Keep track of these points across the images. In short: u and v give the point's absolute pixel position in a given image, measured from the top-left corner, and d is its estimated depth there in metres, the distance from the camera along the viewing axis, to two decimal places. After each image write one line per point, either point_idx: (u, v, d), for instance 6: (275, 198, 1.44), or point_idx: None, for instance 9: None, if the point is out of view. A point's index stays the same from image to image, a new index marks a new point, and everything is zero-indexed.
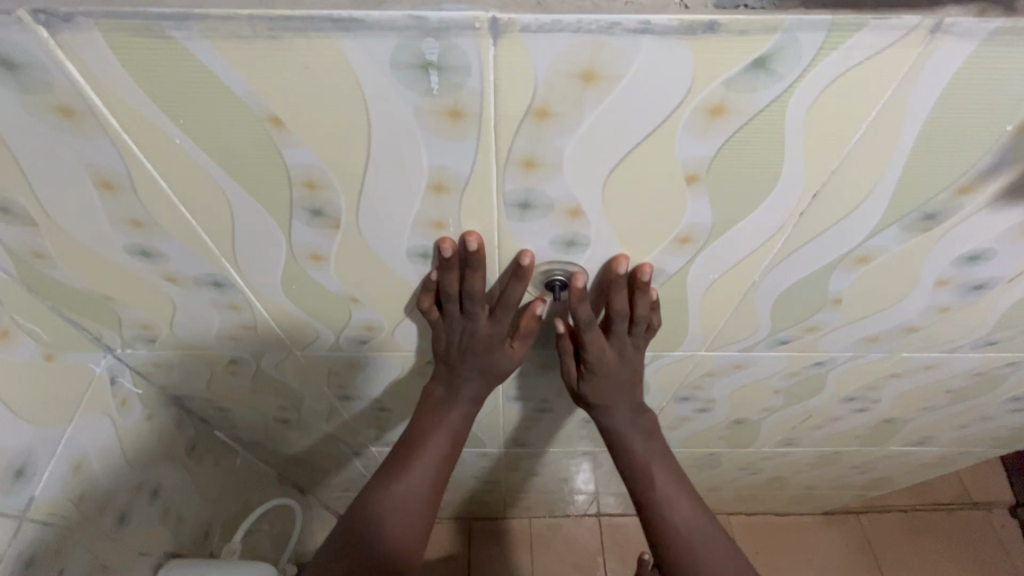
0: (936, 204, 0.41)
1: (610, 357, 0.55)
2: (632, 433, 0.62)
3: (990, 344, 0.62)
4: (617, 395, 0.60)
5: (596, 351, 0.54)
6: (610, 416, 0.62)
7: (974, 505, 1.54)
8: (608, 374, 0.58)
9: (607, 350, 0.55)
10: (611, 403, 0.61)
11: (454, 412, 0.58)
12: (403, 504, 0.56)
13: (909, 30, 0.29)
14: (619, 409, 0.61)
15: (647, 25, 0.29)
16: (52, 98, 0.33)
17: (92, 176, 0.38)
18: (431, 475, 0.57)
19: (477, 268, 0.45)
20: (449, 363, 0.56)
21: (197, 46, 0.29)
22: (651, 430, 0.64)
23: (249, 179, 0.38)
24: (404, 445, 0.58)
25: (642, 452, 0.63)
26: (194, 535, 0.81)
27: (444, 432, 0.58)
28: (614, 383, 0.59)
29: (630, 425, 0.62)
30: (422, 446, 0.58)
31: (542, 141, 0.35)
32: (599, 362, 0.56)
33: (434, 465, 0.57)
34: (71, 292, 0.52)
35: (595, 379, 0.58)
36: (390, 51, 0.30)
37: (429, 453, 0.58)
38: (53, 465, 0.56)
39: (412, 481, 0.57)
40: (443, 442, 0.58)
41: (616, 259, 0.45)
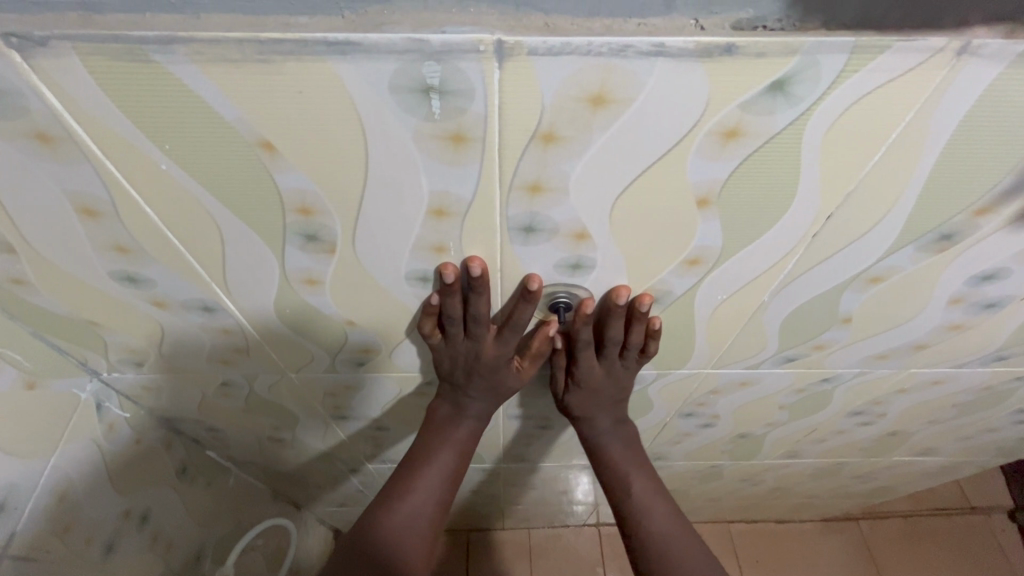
0: (953, 224, 0.40)
1: (597, 375, 0.56)
2: (612, 442, 0.63)
3: (999, 359, 0.61)
4: (599, 405, 0.61)
5: (585, 369, 0.55)
6: (592, 426, 0.62)
7: (973, 510, 1.54)
8: (594, 390, 0.58)
9: (596, 368, 0.55)
10: (594, 414, 0.62)
11: (458, 430, 0.57)
12: (407, 527, 0.53)
13: (935, 52, 0.28)
14: (599, 418, 0.62)
15: (660, 48, 0.27)
16: (27, 123, 0.31)
17: (73, 202, 0.36)
18: (435, 495, 0.55)
19: (482, 292, 0.43)
20: (453, 382, 0.54)
21: (183, 70, 0.28)
22: (631, 441, 0.64)
23: (240, 204, 0.36)
24: (407, 464, 0.56)
25: (621, 459, 0.63)
26: (185, 560, 0.78)
27: (448, 450, 0.56)
28: (599, 396, 0.59)
29: (610, 434, 0.63)
30: (427, 464, 0.56)
31: (548, 165, 0.34)
32: (587, 379, 0.56)
33: (438, 484, 0.55)
34: (53, 318, 0.49)
35: (581, 393, 0.59)
36: (389, 74, 0.28)
37: (433, 472, 0.55)
38: (36, 497, 0.54)
39: (416, 502, 0.54)
40: (448, 461, 0.56)
41: (618, 288, 0.44)
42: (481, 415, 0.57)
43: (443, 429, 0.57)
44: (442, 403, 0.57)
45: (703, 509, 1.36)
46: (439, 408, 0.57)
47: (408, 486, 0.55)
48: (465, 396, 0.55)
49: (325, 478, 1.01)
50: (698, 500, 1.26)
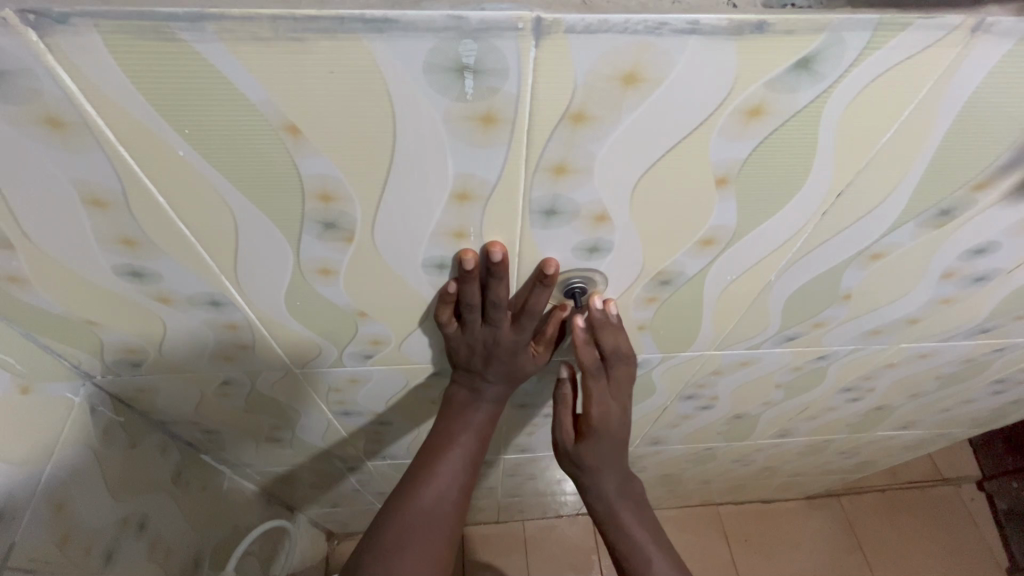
0: (953, 200, 0.41)
1: (613, 418, 0.55)
2: (622, 506, 0.61)
3: (982, 332, 0.64)
4: (608, 463, 0.59)
5: (600, 410, 0.55)
6: (599, 484, 0.60)
7: (944, 480, 1.61)
8: (609, 438, 0.57)
9: (612, 406, 0.55)
10: (602, 471, 0.59)
11: (477, 413, 0.57)
12: (431, 512, 0.54)
13: (952, 29, 0.29)
14: (606, 480, 0.60)
15: (694, 25, 0.28)
16: (38, 108, 0.29)
17: (80, 192, 0.35)
18: (458, 480, 0.55)
19: (502, 278, 0.43)
20: (470, 368, 0.54)
21: (210, 49, 0.27)
22: (640, 501, 0.63)
23: (256, 191, 0.35)
24: (428, 448, 0.57)
25: (632, 523, 0.61)
26: (183, 566, 0.77)
27: (469, 434, 0.57)
28: (608, 449, 0.58)
29: (619, 499, 0.61)
30: (449, 448, 0.56)
31: (575, 146, 0.34)
32: (600, 424, 0.55)
33: (460, 470, 0.56)
34: (49, 318, 0.47)
35: (593, 442, 0.57)
36: (424, 53, 0.28)
37: (454, 458, 0.56)
38: (34, 506, 0.52)
39: (439, 487, 0.55)
40: (467, 445, 0.57)
41: (591, 295, 0.47)
42: (497, 401, 0.57)
43: (463, 412, 0.57)
44: (460, 385, 0.57)
45: (694, 492, 1.39)
46: (456, 392, 0.57)
47: (430, 470, 0.55)
48: (482, 380, 0.56)
49: (323, 478, 0.99)
50: (690, 483, 1.29)
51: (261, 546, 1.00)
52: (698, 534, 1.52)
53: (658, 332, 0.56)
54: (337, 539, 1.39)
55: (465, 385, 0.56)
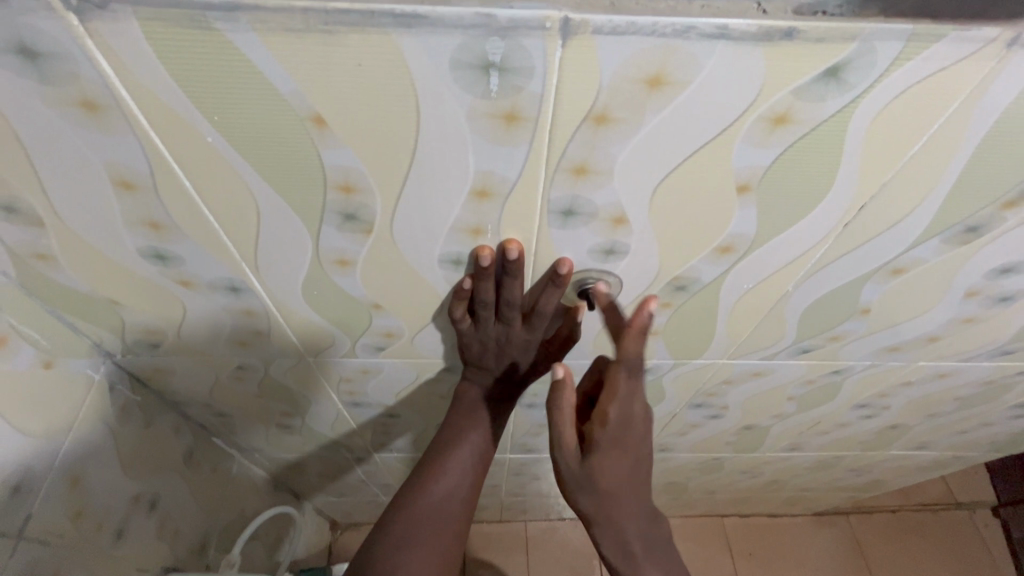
0: (981, 216, 0.41)
1: (633, 425, 0.50)
2: (645, 557, 0.55)
3: (1005, 353, 0.63)
4: (627, 494, 0.52)
5: (620, 413, 0.49)
6: (617, 517, 0.53)
7: (958, 505, 1.58)
8: (625, 450, 0.50)
9: (633, 409, 0.49)
10: (619, 502, 0.52)
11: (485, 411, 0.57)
12: (440, 507, 0.54)
13: (987, 42, 0.28)
14: (628, 522, 0.53)
15: (723, 30, 0.27)
16: (75, 90, 0.30)
17: (111, 175, 0.36)
18: (467, 476, 0.56)
19: (516, 275, 0.43)
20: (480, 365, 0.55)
21: (242, 38, 0.27)
22: (662, 544, 0.56)
23: (279, 178, 0.36)
24: (436, 444, 0.57)
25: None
26: (191, 547, 0.79)
27: (475, 433, 0.57)
28: (626, 475, 0.51)
29: (643, 550, 0.55)
30: (459, 444, 0.56)
31: (596, 147, 0.34)
32: (616, 429, 0.49)
33: (467, 467, 0.56)
34: (74, 296, 0.49)
35: (606, 459, 0.50)
36: (451, 50, 0.28)
37: (460, 454, 0.56)
38: (51, 480, 0.53)
39: (448, 483, 0.55)
40: (477, 440, 0.57)
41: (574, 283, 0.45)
42: (501, 401, 0.58)
43: (471, 410, 0.57)
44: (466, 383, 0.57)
45: (699, 502, 1.38)
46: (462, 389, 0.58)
47: (438, 467, 0.55)
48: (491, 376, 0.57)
49: (330, 467, 1.00)
50: (695, 492, 1.28)
51: (267, 532, 1.01)
52: (701, 544, 1.51)
53: (670, 337, 0.56)
54: (340, 529, 1.40)
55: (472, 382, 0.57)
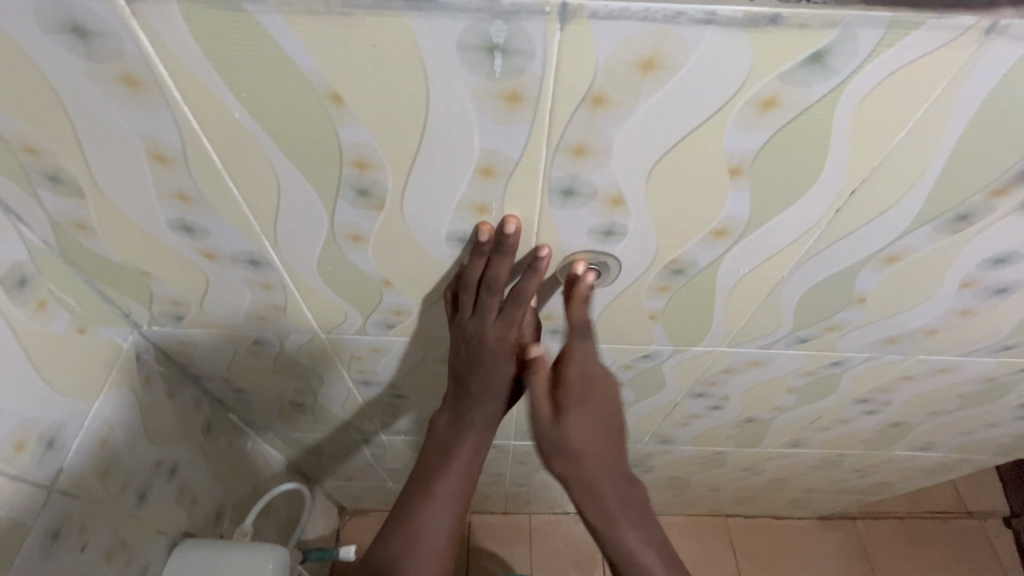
0: (970, 204, 0.42)
1: (592, 383, 0.56)
2: (619, 512, 0.60)
3: (1005, 349, 0.63)
4: (598, 453, 0.58)
5: (579, 371, 0.55)
6: (588, 473, 0.59)
7: (969, 514, 1.56)
8: (591, 405, 0.57)
9: (593, 368, 0.56)
10: (589, 458, 0.58)
11: (476, 423, 0.60)
12: (449, 486, 0.60)
13: (965, 30, 0.30)
14: (602, 480, 0.59)
15: (711, 16, 0.29)
16: (119, 67, 0.33)
17: (147, 148, 0.39)
18: (471, 458, 0.61)
19: (508, 254, 0.45)
20: (472, 358, 0.56)
21: (269, 20, 0.30)
22: (637, 504, 0.61)
23: (299, 154, 0.39)
24: (434, 452, 0.62)
25: (629, 532, 0.61)
26: (207, 517, 0.82)
27: (469, 441, 0.61)
28: (595, 434, 0.58)
29: (617, 505, 0.60)
30: (467, 431, 0.60)
31: (594, 128, 0.36)
32: (579, 388, 0.56)
33: (462, 474, 0.61)
34: (108, 266, 0.52)
35: (575, 418, 0.56)
36: (459, 32, 0.31)
37: (455, 464, 0.60)
38: (81, 438, 0.57)
39: (457, 465, 0.60)
40: (483, 427, 0.61)
41: (576, 260, 0.48)
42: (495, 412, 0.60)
43: (461, 420, 0.61)
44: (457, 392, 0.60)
45: (703, 499, 1.39)
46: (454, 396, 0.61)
47: (435, 475, 0.60)
48: (480, 378, 0.58)
49: (339, 449, 1.03)
50: (698, 489, 1.28)
51: (279, 509, 1.05)
52: (704, 543, 1.51)
53: (669, 321, 0.58)
54: (348, 515, 1.43)
55: (462, 392, 0.59)
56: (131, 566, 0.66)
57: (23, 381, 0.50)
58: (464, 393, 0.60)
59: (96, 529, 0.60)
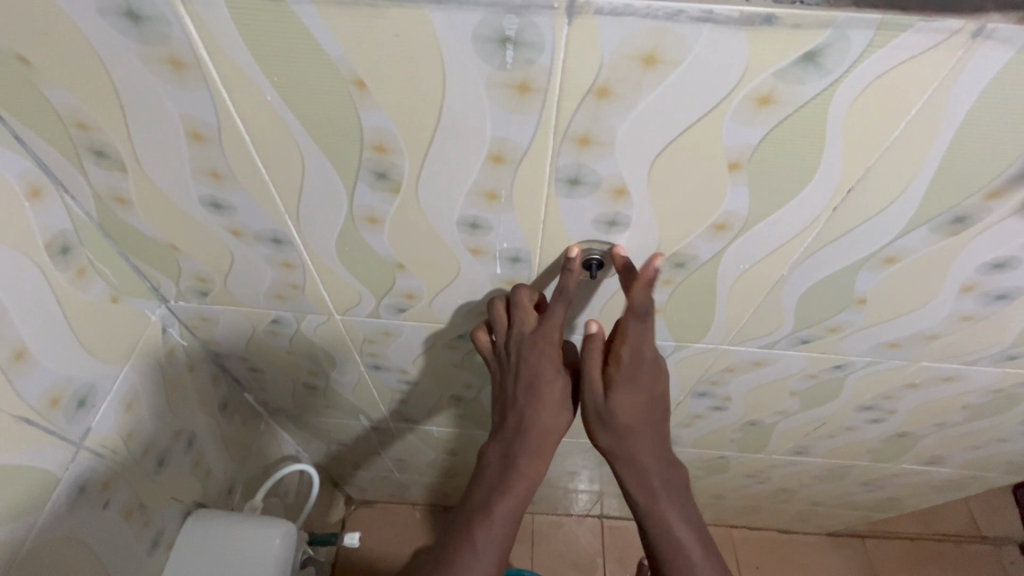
0: (966, 207, 0.43)
1: (645, 362, 0.55)
2: (661, 491, 0.57)
3: (1009, 358, 0.64)
4: (642, 427, 0.56)
5: (633, 352, 0.54)
6: (634, 449, 0.56)
7: (982, 538, 1.52)
8: (642, 383, 0.56)
9: (646, 350, 0.55)
10: (636, 433, 0.56)
11: (532, 460, 0.55)
12: (499, 517, 0.54)
13: (952, 33, 0.31)
14: (643, 452, 0.56)
15: (708, 15, 0.31)
16: (165, 50, 0.37)
17: (185, 127, 0.42)
18: (525, 487, 0.55)
19: (526, 295, 0.54)
20: (516, 375, 0.56)
21: (303, 9, 0.33)
22: (681, 488, 0.58)
23: (323, 136, 0.42)
24: (484, 485, 0.56)
25: (670, 512, 0.57)
26: (220, 490, 0.86)
27: (523, 481, 0.55)
28: (641, 405, 0.56)
29: (659, 483, 0.57)
30: (523, 454, 0.55)
31: (598, 119, 0.38)
32: (633, 366, 0.55)
33: (514, 513, 0.55)
34: (142, 240, 0.56)
35: (623, 393, 0.55)
36: (474, 25, 0.33)
37: (508, 504, 0.54)
38: (109, 401, 0.60)
39: (512, 493, 0.55)
40: (536, 448, 0.55)
41: (572, 249, 0.50)
42: (553, 426, 0.56)
43: (515, 456, 0.55)
44: (510, 416, 0.56)
45: (707, 507, 1.38)
46: (506, 424, 0.57)
47: (486, 515, 0.54)
48: (530, 387, 0.55)
49: (349, 437, 1.05)
50: (701, 495, 1.28)
51: (285, 492, 1.08)
52: None
53: (672, 316, 0.59)
54: (354, 505, 1.46)
55: (515, 415, 0.56)
56: (148, 529, 0.70)
57: (60, 341, 0.53)
58: (520, 420, 0.55)
59: (118, 488, 0.63)
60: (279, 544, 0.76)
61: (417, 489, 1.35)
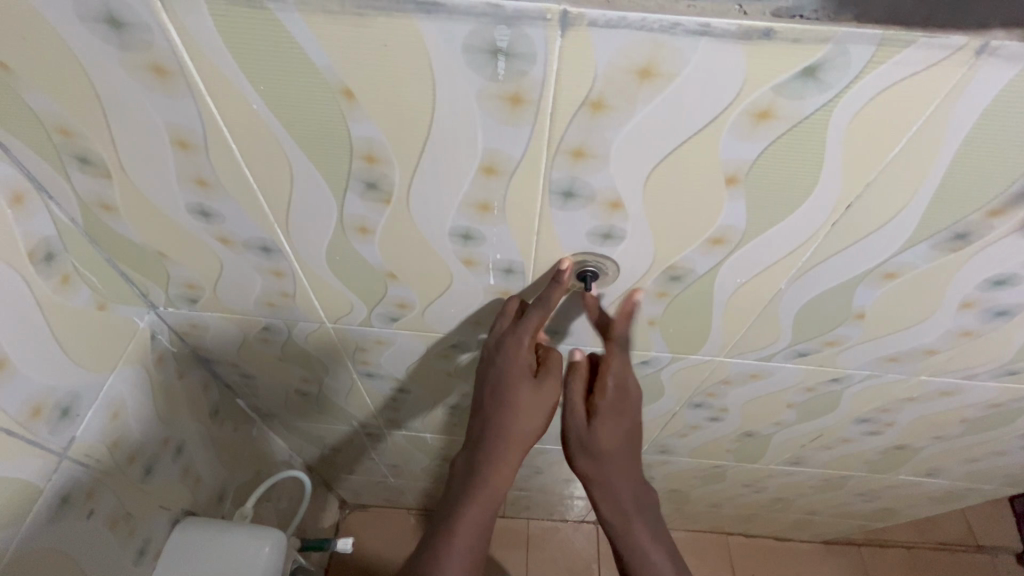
0: (968, 224, 0.42)
1: (628, 397, 0.55)
2: (635, 512, 0.57)
3: (1009, 374, 0.63)
4: (622, 457, 0.56)
5: (617, 382, 0.54)
6: (611, 477, 0.56)
7: (980, 548, 1.51)
8: (623, 416, 0.55)
9: (630, 380, 0.54)
10: (617, 465, 0.56)
11: (498, 467, 0.54)
12: (468, 527, 0.54)
13: (956, 50, 0.31)
14: (622, 480, 0.56)
15: (705, 28, 0.31)
16: (148, 56, 0.36)
17: (170, 135, 0.41)
18: (493, 497, 0.55)
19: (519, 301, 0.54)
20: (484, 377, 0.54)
21: (288, 17, 0.32)
22: (654, 509, 0.59)
23: (311, 146, 0.41)
24: (453, 495, 0.56)
25: (643, 534, 0.57)
26: (209, 497, 0.84)
27: (489, 487, 0.54)
28: (625, 440, 0.56)
29: (633, 506, 0.57)
30: (489, 462, 0.54)
31: (593, 132, 0.37)
32: (615, 397, 0.54)
33: (480, 523, 0.54)
34: (129, 247, 0.55)
35: (605, 424, 0.55)
36: (464, 35, 0.32)
37: (474, 513, 0.54)
38: (94, 410, 0.59)
39: (478, 502, 0.54)
40: (503, 454, 0.54)
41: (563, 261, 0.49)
42: (521, 429, 0.54)
43: (480, 464, 0.55)
44: (476, 422, 0.56)
45: (703, 516, 1.37)
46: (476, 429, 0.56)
47: (452, 523, 0.54)
48: (496, 389, 0.54)
49: (342, 443, 1.04)
50: (697, 504, 1.27)
51: (278, 498, 1.07)
52: (703, 561, 1.49)
53: (668, 328, 0.58)
54: (348, 509, 1.45)
55: (485, 418, 0.55)
56: (133, 538, 0.68)
57: (43, 350, 0.52)
58: (486, 425, 0.55)
59: (103, 498, 0.62)
60: (267, 553, 0.75)
61: (411, 495, 1.33)
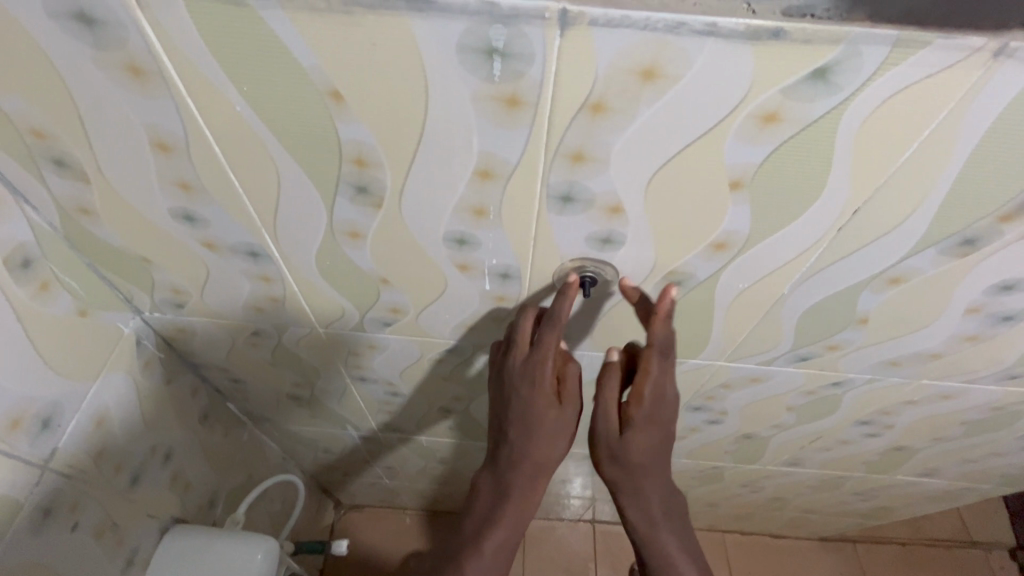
0: (977, 229, 0.41)
1: (665, 405, 0.52)
2: (661, 516, 0.56)
3: (1011, 377, 0.62)
4: (652, 463, 0.54)
5: (654, 390, 0.50)
6: (640, 484, 0.54)
7: (973, 544, 1.52)
8: (658, 424, 0.52)
9: (667, 387, 0.51)
10: (646, 473, 0.54)
11: (526, 492, 0.54)
12: (495, 551, 0.54)
13: (973, 51, 0.29)
14: (649, 487, 0.54)
15: (712, 27, 0.29)
16: (123, 55, 0.34)
17: (150, 137, 0.40)
18: (519, 521, 0.54)
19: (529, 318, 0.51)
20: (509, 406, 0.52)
21: (271, 14, 0.30)
22: (680, 515, 0.57)
23: (298, 148, 0.39)
24: (477, 515, 0.55)
25: (670, 541, 0.56)
26: (200, 503, 0.83)
27: (513, 511, 0.54)
28: (657, 447, 0.53)
29: (660, 510, 0.55)
30: (515, 485, 0.54)
31: (593, 136, 0.36)
32: (653, 406, 0.51)
33: (505, 544, 0.54)
34: (111, 252, 0.53)
35: (638, 433, 0.52)
36: (458, 34, 0.31)
37: (499, 536, 0.54)
38: (78, 419, 0.57)
39: (505, 526, 0.54)
40: (530, 480, 0.53)
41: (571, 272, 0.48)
42: (551, 457, 0.53)
43: (507, 487, 0.54)
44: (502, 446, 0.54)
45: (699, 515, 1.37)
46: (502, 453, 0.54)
47: (478, 543, 0.54)
48: (524, 418, 0.52)
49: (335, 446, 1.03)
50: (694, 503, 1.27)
51: (270, 501, 1.05)
52: None
53: None
54: (344, 510, 1.43)
55: (512, 444, 0.53)
56: (120, 549, 0.67)
57: (21, 360, 0.50)
58: (513, 451, 0.53)
59: (87, 509, 0.60)
60: (259, 560, 0.73)
61: (407, 496, 1.32)
